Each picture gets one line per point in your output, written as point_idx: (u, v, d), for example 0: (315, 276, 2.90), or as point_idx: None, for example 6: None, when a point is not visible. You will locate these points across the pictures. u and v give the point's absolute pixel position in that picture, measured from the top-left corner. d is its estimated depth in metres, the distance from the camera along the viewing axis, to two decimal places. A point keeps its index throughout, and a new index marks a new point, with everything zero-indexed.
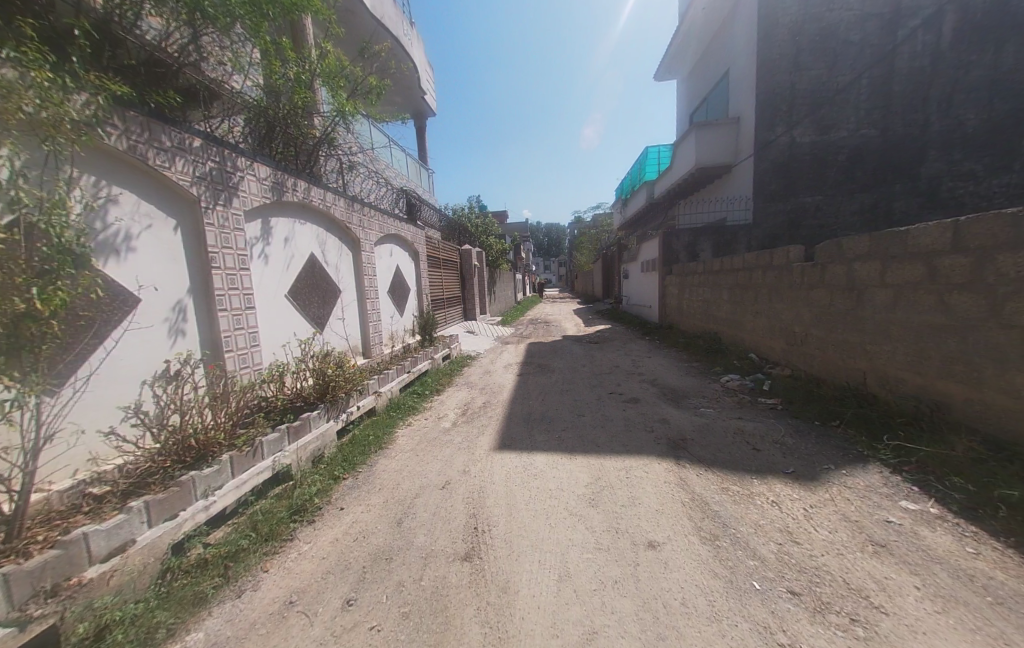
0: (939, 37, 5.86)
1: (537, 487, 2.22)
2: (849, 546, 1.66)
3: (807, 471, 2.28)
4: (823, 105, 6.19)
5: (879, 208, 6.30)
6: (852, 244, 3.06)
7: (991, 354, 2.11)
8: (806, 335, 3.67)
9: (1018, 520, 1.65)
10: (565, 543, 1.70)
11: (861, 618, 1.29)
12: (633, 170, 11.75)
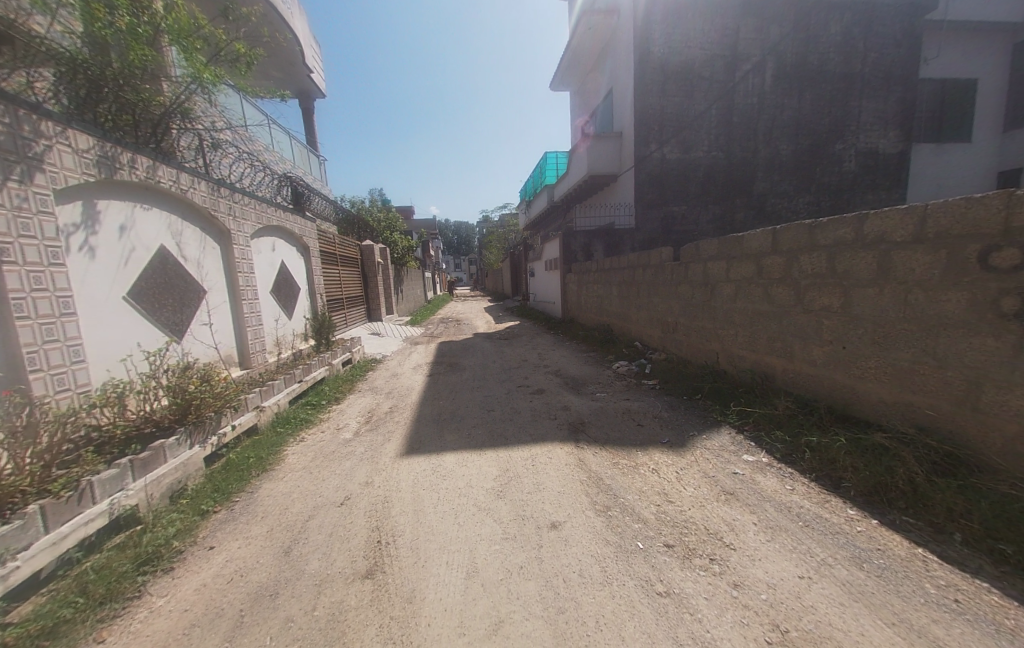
0: (763, 82, 7.32)
1: (445, 486, 2.19)
2: (709, 497, 1.99)
3: (679, 439, 2.67)
4: (686, 128, 7.27)
5: (727, 218, 7.66)
6: (706, 246, 3.65)
7: (796, 333, 2.74)
8: (676, 324, 4.29)
9: (813, 458, 2.18)
10: (472, 539, 1.71)
11: (717, 557, 1.56)
12: (535, 173, 12.31)
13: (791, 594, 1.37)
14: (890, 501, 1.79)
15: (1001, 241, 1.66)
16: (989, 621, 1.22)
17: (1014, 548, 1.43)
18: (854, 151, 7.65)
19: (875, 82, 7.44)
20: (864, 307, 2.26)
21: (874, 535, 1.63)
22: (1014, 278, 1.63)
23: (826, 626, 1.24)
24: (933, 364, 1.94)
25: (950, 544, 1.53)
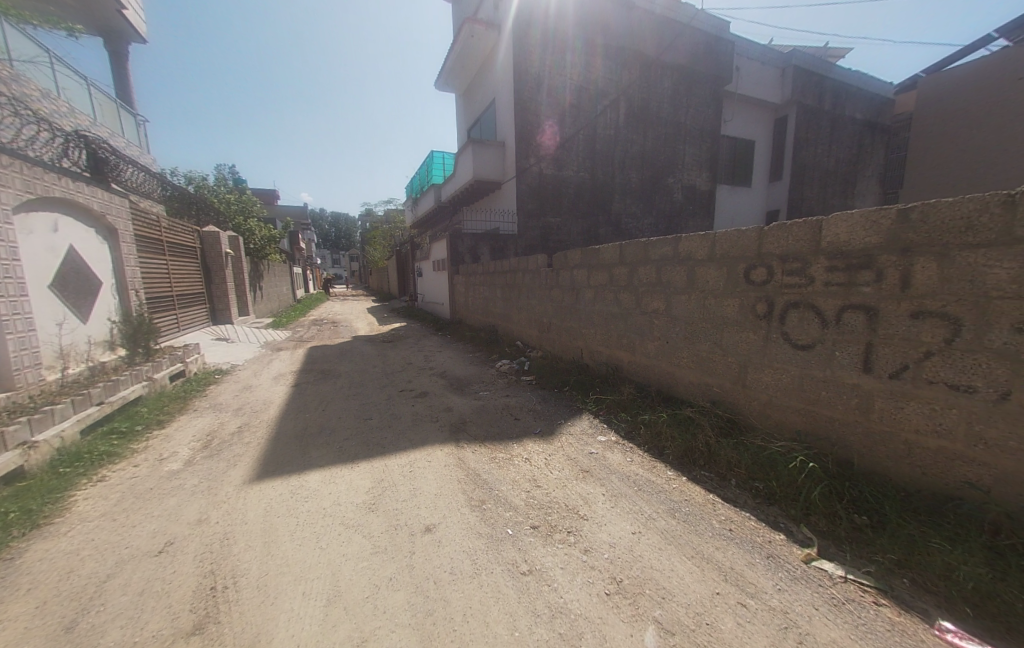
0: (619, 117, 8.57)
1: (307, 508, 1.97)
2: (570, 477, 2.25)
3: (548, 429, 2.94)
4: (558, 147, 8.03)
5: (593, 231, 8.72)
6: (572, 255, 4.10)
7: (637, 331, 3.28)
8: (549, 324, 4.70)
9: (647, 433, 2.66)
10: (336, 561, 1.58)
11: (573, 529, 1.78)
12: (421, 171, 11.98)
13: (626, 549, 1.65)
14: (695, 461, 2.30)
15: (756, 262, 2.29)
16: (746, 539, 1.69)
17: (762, 483, 1.99)
18: (681, 185, 9.55)
19: (694, 132, 9.43)
20: (680, 310, 2.84)
21: (683, 489, 2.08)
22: (763, 289, 2.26)
23: (650, 570, 1.53)
24: (720, 353, 2.56)
25: (728, 488, 2.06)
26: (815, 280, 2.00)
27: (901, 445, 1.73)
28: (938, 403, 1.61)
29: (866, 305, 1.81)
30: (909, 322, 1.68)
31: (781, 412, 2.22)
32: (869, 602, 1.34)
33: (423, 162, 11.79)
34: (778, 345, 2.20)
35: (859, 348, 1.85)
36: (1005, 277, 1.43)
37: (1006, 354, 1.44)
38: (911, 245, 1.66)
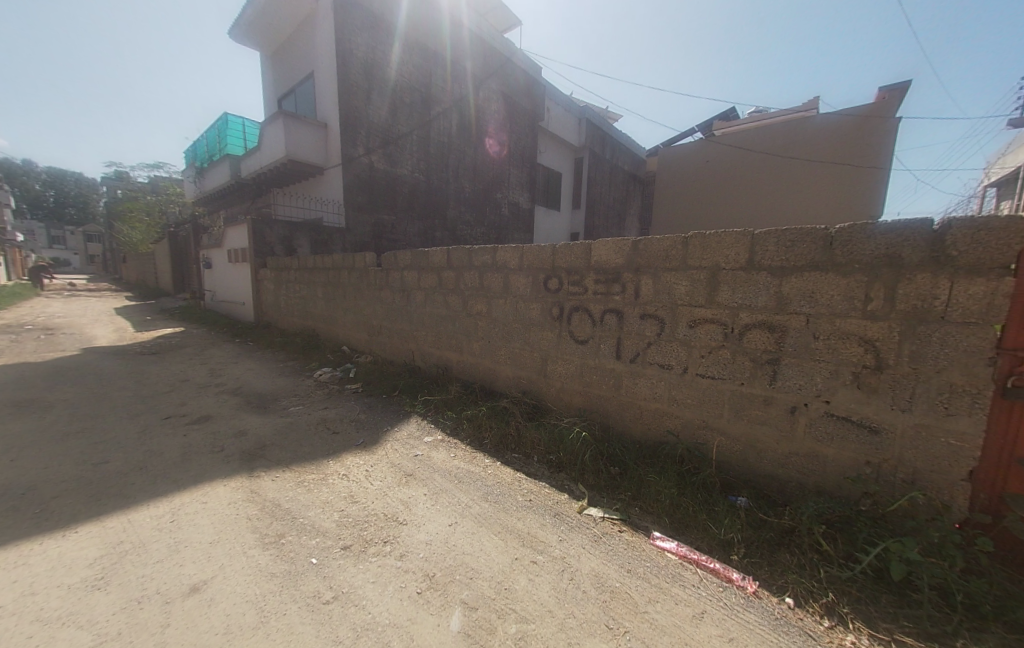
0: (452, 126, 8.84)
1: None
2: (392, 484, 2.18)
3: (371, 438, 2.77)
4: (390, 143, 7.67)
5: (429, 234, 8.73)
6: (401, 256, 3.99)
7: (463, 332, 3.46)
8: (379, 327, 4.44)
9: (469, 427, 2.85)
10: None
11: (389, 538, 1.73)
12: (209, 135, 9.48)
13: (441, 542, 1.71)
14: (508, 445, 2.61)
15: (551, 273, 2.75)
16: (541, 505, 2.02)
17: (555, 455, 2.42)
18: (507, 201, 10.59)
19: (517, 155, 10.59)
20: (498, 312, 3.13)
21: (497, 472, 2.33)
22: (557, 295, 2.73)
23: (461, 556, 1.63)
24: (528, 350, 2.95)
25: (531, 465, 2.41)
26: (589, 289, 2.55)
27: (638, 410, 2.38)
28: (655, 378, 2.28)
29: (618, 308, 2.42)
30: (639, 320, 2.32)
31: (569, 394, 2.73)
32: (615, 531, 1.81)
33: (213, 125, 9.36)
34: (567, 341, 2.70)
35: (614, 341, 2.45)
36: (684, 290, 2.13)
37: (685, 341, 2.15)
38: (640, 265, 2.30)
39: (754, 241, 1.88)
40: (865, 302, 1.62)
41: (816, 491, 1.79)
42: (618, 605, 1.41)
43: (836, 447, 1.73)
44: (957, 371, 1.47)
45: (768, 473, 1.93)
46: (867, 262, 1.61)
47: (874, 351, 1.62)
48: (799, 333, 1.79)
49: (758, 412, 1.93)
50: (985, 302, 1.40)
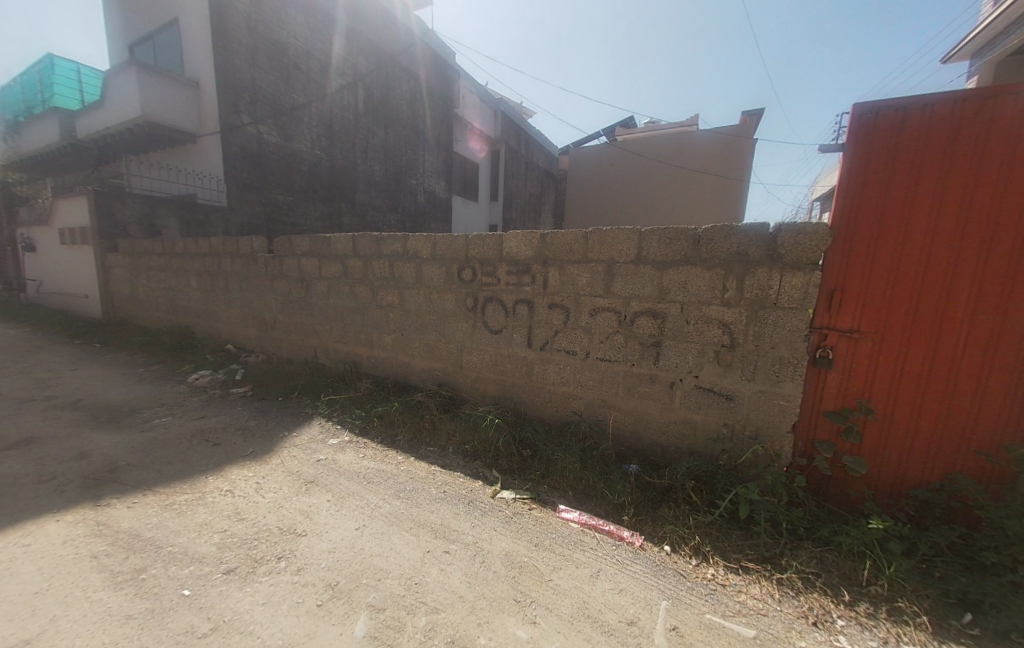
0: (357, 102, 8.12)
1: None
2: (288, 495, 1.97)
3: (263, 446, 2.47)
4: (282, 112, 6.73)
5: (334, 219, 7.96)
6: (298, 241, 3.57)
7: (372, 325, 3.25)
8: (273, 322, 3.94)
9: (380, 425, 2.71)
10: None
11: (285, 552, 1.58)
12: (23, 79, 7.33)
13: (346, 548, 1.62)
14: (423, 439, 2.56)
15: (465, 264, 2.72)
16: (455, 495, 2.02)
17: (470, 444, 2.44)
18: (423, 188, 10.17)
19: (431, 141, 10.20)
20: (410, 303, 3.02)
21: (409, 468, 2.27)
22: (470, 286, 2.73)
23: (369, 558, 1.57)
24: (443, 341, 2.91)
25: (446, 456, 2.40)
26: (501, 280, 2.59)
27: (548, 394, 2.52)
28: (563, 363, 2.43)
29: (528, 298, 2.51)
30: (548, 310, 2.45)
31: (484, 384, 2.76)
32: (525, 510, 1.91)
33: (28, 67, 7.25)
34: (480, 331, 2.72)
35: (526, 330, 2.54)
36: (585, 280, 2.30)
37: (587, 328, 2.32)
38: (547, 258, 2.41)
39: (642, 238, 2.10)
40: (723, 291, 1.94)
41: (690, 452, 2.10)
42: (525, 579, 1.49)
43: (703, 414, 2.04)
44: (784, 347, 1.83)
45: (655, 442, 2.19)
46: (724, 257, 1.91)
47: (729, 332, 1.94)
48: (677, 319, 2.06)
49: (646, 389, 2.18)
50: (801, 291, 1.76)
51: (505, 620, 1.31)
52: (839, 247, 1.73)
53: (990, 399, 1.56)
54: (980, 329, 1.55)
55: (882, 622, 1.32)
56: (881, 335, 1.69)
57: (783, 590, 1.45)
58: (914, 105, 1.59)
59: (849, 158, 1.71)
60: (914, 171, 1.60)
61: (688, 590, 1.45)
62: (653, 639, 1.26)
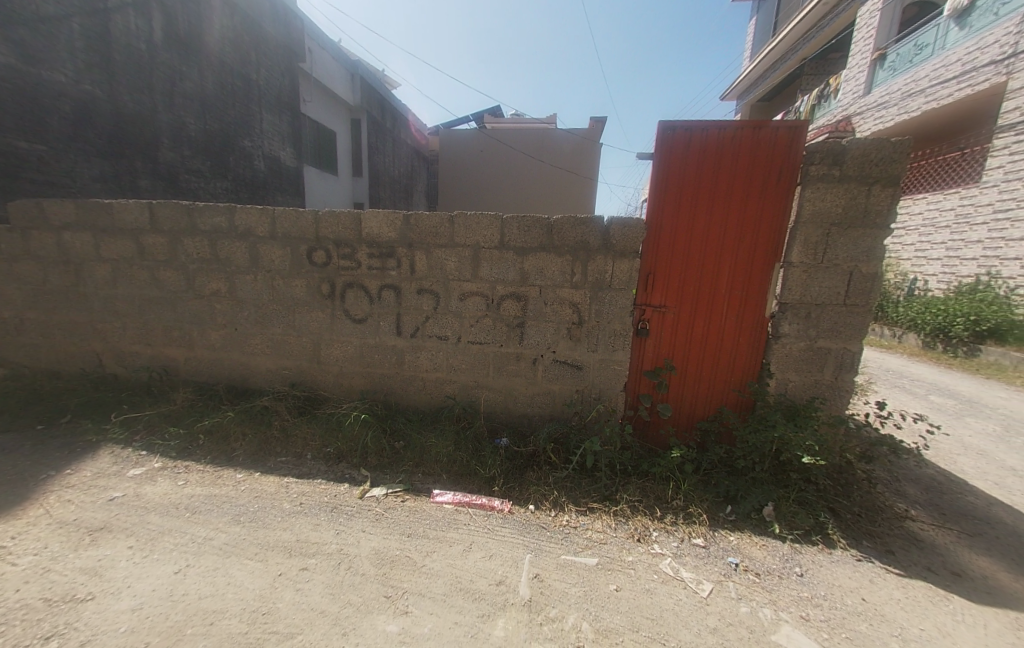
0: (151, 29, 5.99)
1: None
2: (60, 553, 1.46)
3: (8, 498, 1.74)
4: (17, 22, 4.33)
5: (123, 181, 5.61)
6: (56, 208, 2.57)
7: (191, 319, 2.61)
8: (20, 322, 2.79)
9: (210, 442, 2.23)
10: None
11: (56, 630, 1.17)
12: None
13: (162, 599, 1.29)
14: (271, 449, 2.21)
15: (316, 245, 2.39)
16: (315, 505, 1.82)
17: (333, 447, 2.21)
18: (260, 153, 8.40)
19: (270, 97, 8.53)
20: (245, 292, 2.51)
21: (253, 485, 1.93)
22: (326, 271, 2.42)
23: (197, 601, 1.29)
24: (293, 335, 2.52)
25: (304, 464, 2.12)
26: (362, 264, 2.38)
27: (420, 382, 2.46)
28: (434, 350, 2.40)
29: (394, 284, 2.37)
30: (416, 296, 2.36)
31: (349, 379, 2.53)
32: (398, 503, 1.85)
33: None
34: (341, 321, 2.46)
35: (393, 317, 2.41)
36: (453, 265, 2.28)
37: (457, 313, 2.33)
38: (413, 241, 2.30)
39: (504, 224, 2.19)
40: (572, 275, 2.18)
41: (549, 418, 2.34)
42: (397, 572, 1.45)
43: (559, 384, 2.29)
44: (617, 322, 2.17)
45: (522, 414, 2.37)
46: (571, 245, 2.15)
47: (577, 311, 2.21)
48: (536, 301, 2.24)
49: (512, 367, 2.33)
50: (627, 274, 2.11)
51: (375, 620, 1.26)
52: (652, 238, 2.12)
53: (740, 350, 2.15)
54: (735, 301, 2.11)
55: (680, 526, 1.74)
56: (679, 308, 2.15)
57: (618, 519, 1.76)
58: (697, 127, 2.03)
59: (657, 165, 2.09)
60: (698, 180, 2.06)
61: (548, 539, 1.64)
62: (518, 591, 1.38)
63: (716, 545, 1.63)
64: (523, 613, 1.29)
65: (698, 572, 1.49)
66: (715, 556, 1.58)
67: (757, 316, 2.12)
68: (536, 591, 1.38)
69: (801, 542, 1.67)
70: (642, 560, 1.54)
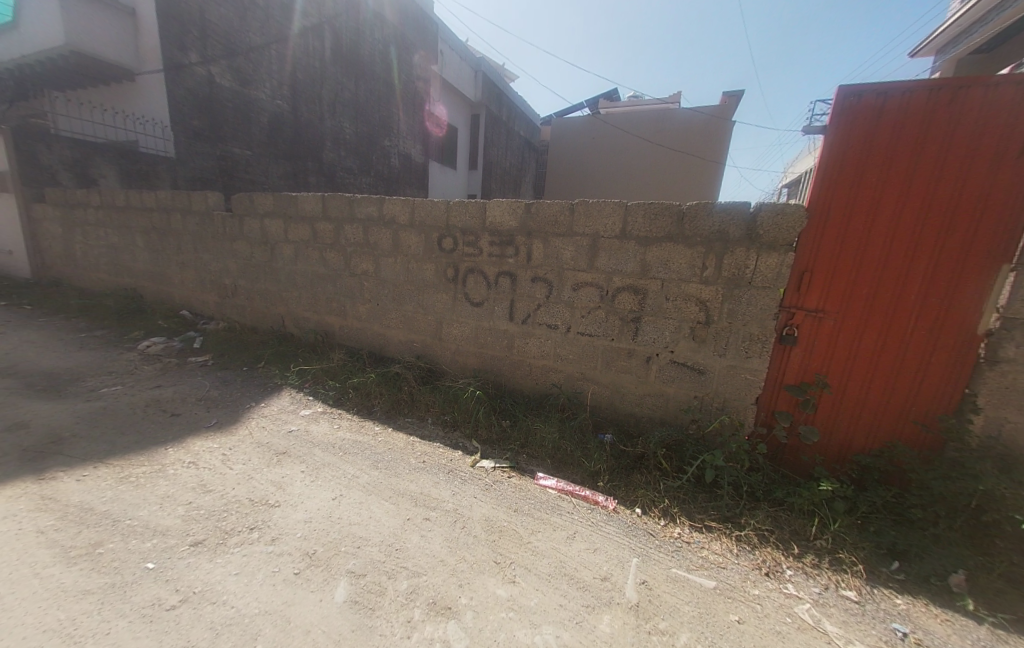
0: (323, 49, 7.18)
1: None
2: (258, 466, 1.90)
3: (228, 417, 2.34)
4: (238, 54, 5.67)
5: (298, 177, 6.93)
6: (261, 199, 3.29)
7: (345, 294, 3.11)
8: (235, 288, 3.67)
9: (356, 396, 2.65)
10: None
11: (257, 523, 1.54)
12: None
13: (324, 518, 1.59)
14: (400, 410, 2.53)
15: (445, 232, 2.61)
16: (435, 465, 2.03)
17: (449, 415, 2.44)
18: (396, 151, 9.49)
19: (407, 100, 9.53)
20: (386, 272, 2.89)
21: (387, 438, 2.25)
22: (451, 256, 2.63)
23: (347, 527, 1.55)
24: (421, 313, 2.83)
25: (425, 426, 2.39)
26: (483, 251, 2.52)
27: (528, 368, 2.53)
28: (544, 337, 2.43)
29: (510, 271, 2.46)
30: (531, 283, 2.41)
31: (465, 357, 2.73)
32: (505, 478, 1.95)
33: None
34: (461, 303, 2.66)
35: (508, 303, 2.51)
36: (569, 254, 2.27)
37: (569, 303, 2.32)
38: (532, 229, 2.35)
39: (628, 212, 2.09)
40: (703, 270, 1.98)
41: (662, 422, 2.20)
42: (505, 542, 1.54)
43: (675, 387, 2.13)
44: (755, 325, 1.91)
45: (630, 413, 2.27)
46: (706, 236, 1.94)
47: (706, 309, 2.00)
48: (657, 295, 2.09)
49: (623, 363, 2.24)
50: (775, 271, 1.83)
51: (486, 580, 1.35)
52: (813, 229, 1.79)
53: (929, 374, 1.71)
54: (928, 312, 1.68)
55: (824, 570, 1.48)
56: (844, 314, 1.79)
57: (742, 545, 1.58)
58: (894, 91, 1.63)
59: (828, 140, 1.75)
60: (887, 159, 1.66)
61: (657, 548, 1.55)
62: (624, 592, 1.34)
63: (875, 605, 1.35)
64: (630, 615, 1.26)
65: (849, 630, 1.25)
66: (871, 616, 1.31)
67: (961, 332, 1.65)
68: (645, 598, 1.32)
69: (1010, 630, 1.27)
70: (772, 598, 1.36)
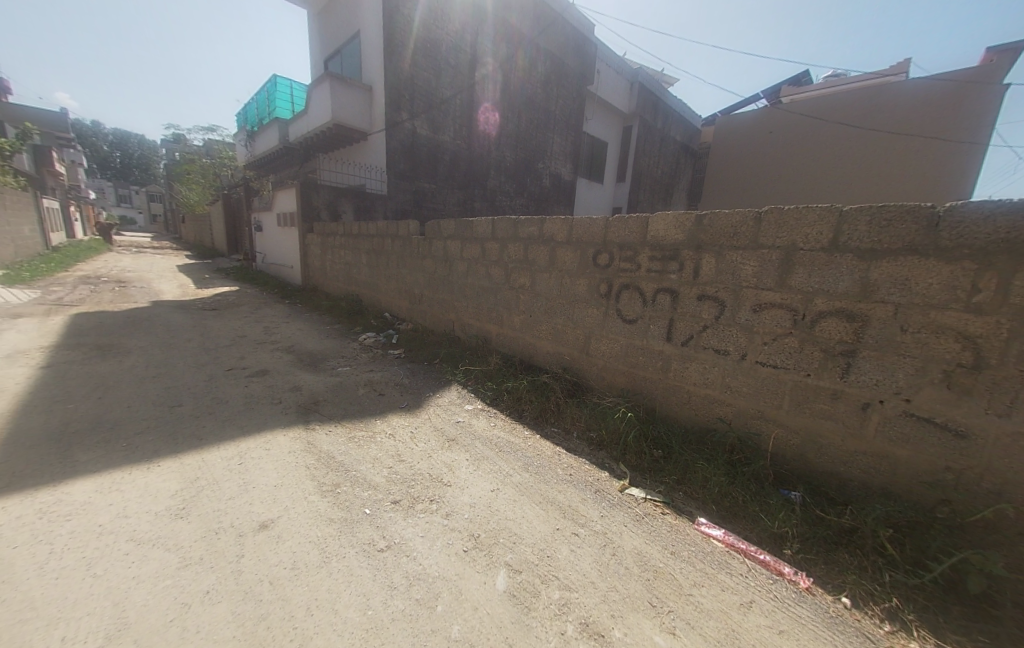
0: (496, 90, 8.22)
1: (101, 530, 1.51)
2: (434, 448, 2.25)
3: (414, 402, 2.87)
4: (433, 108, 7.01)
5: (467, 203, 8.07)
6: (446, 225, 3.94)
7: (504, 305, 3.44)
8: (421, 297, 4.49)
9: (509, 399, 2.88)
10: (145, 587, 1.29)
11: (435, 497, 1.81)
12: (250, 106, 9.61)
13: (485, 506, 1.77)
14: (548, 418, 2.63)
15: (602, 248, 2.62)
16: (581, 480, 2.03)
17: (596, 433, 2.40)
18: (549, 172, 10.08)
19: (563, 123, 10.03)
20: (542, 286, 3.06)
21: (536, 445, 2.35)
22: (607, 272, 2.61)
23: (504, 521, 1.68)
24: (571, 326, 2.89)
25: (571, 440, 2.42)
26: (642, 267, 2.42)
27: (686, 395, 2.29)
28: (708, 363, 2.17)
29: (672, 288, 2.29)
30: (696, 302, 2.19)
31: (613, 375, 2.66)
32: (658, 513, 1.80)
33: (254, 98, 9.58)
34: (613, 320, 2.61)
35: (666, 322, 2.33)
36: (751, 270, 1.97)
37: (747, 327, 2.00)
38: (702, 243, 2.14)
39: (843, 219, 1.69)
40: (970, 294, 1.45)
41: (884, 494, 1.67)
42: (662, 585, 1.41)
43: (910, 448, 1.60)
44: None
45: (828, 469, 1.81)
46: (980, 247, 1.42)
47: (974, 348, 1.45)
48: (884, 325, 1.62)
49: (822, 405, 1.80)
50: None
51: (641, 620, 1.27)
52: None
53: None
54: None
55: None
56: None
57: None
58: None
59: None
60: None
61: None
62: None
63: None
64: None
65: None
66: None
67: None
68: None
69: None
70: None
